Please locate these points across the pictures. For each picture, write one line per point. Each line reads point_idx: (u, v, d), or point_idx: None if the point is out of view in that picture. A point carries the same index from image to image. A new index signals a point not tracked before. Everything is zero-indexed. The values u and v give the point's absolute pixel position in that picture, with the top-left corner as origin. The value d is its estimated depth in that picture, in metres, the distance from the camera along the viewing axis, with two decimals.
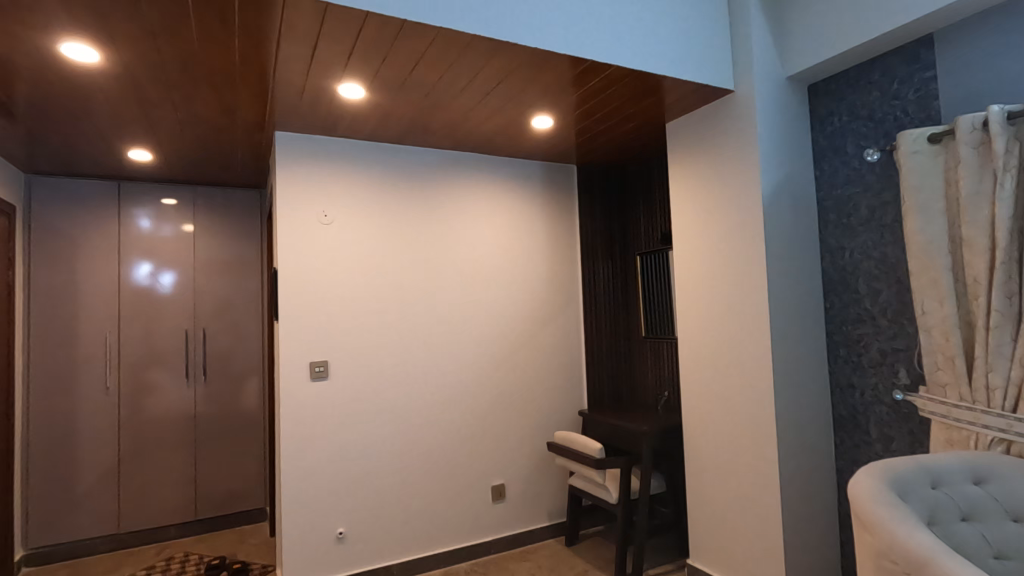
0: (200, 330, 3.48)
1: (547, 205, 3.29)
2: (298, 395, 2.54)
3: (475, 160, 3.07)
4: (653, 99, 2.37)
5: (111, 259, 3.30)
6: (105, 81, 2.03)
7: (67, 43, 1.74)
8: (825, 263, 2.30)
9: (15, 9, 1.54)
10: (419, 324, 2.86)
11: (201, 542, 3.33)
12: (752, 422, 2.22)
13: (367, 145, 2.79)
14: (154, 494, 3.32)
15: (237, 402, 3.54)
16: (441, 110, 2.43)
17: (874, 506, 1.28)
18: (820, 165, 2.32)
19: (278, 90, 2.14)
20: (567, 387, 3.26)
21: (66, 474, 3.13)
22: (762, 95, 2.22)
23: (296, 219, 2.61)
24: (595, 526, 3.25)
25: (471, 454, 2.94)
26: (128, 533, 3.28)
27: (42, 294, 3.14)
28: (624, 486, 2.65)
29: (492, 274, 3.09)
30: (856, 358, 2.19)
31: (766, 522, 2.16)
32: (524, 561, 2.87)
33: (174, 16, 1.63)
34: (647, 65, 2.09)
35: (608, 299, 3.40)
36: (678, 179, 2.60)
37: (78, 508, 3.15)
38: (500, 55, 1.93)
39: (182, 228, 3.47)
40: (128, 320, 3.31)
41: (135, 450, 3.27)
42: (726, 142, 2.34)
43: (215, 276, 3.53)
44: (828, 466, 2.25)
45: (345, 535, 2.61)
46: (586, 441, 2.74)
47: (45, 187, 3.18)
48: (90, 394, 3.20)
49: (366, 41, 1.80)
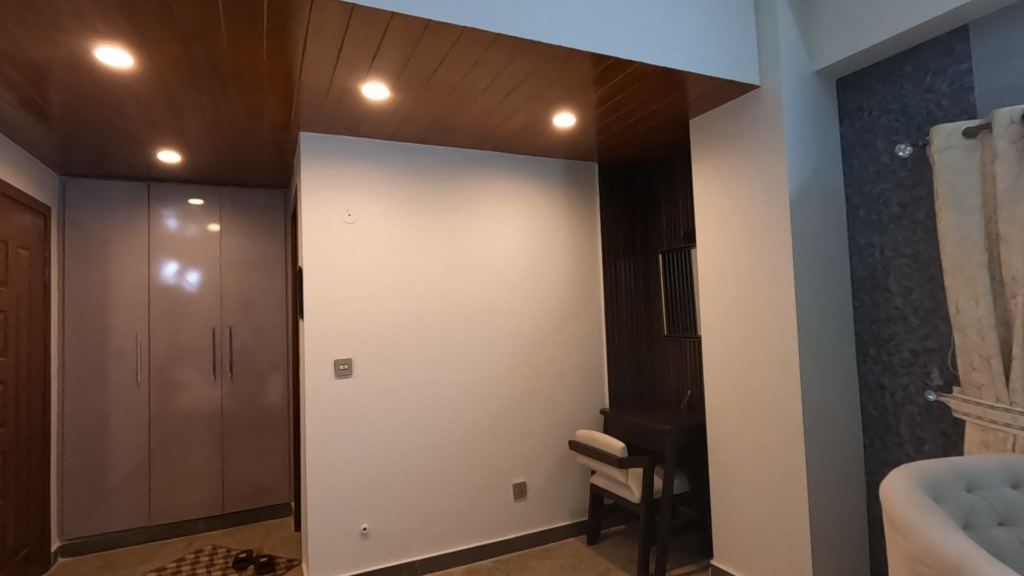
0: (226, 327, 3.54)
1: (568, 203, 3.28)
2: (323, 392, 2.58)
3: (495, 159, 3.08)
4: (678, 95, 2.34)
5: (141, 259, 3.38)
6: (136, 85, 2.08)
7: (101, 47, 1.78)
8: (854, 261, 2.26)
9: (52, 15, 1.58)
10: (441, 322, 2.87)
11: (229, 536, 3.40)
12: (778, 423, 2.19)
13: (389, 144, 2.81)
14: (183, 488, 3.39)
15: (262, 398, 3.60)
16: (464, 109, 2.43)
17: (908, 510, 1.25)
18: (849, 161, 2.27)
19: (304, 90, 2.16)
20: (588, 385, 3.26)
21: (99, 467, 3.22)
22: (789, 90, 2.19)
23: (321, 218, 2.65)
24: (617, 525, 3.24)
25: (493, 451, 2.95)
26: (157, 526, 3.36)
27: (76, 292, 3.24)
28: (646, 486, 2.63)
29: (514, 272, 3.09)
30: (887, 357, 2.15)
31: (793, 523, 2.14)
32: (546, 559, 2.87)
33: (204, 21, 1.66)
34: (670, 61, 2.07)
35: (629, 297, 3.38)
36: (702, 177, 2.58)
37: (110, 501, 3.24)
38: (523, 53, 1.93)
39: (209, 228, 3.53)
40: (157, 318, 3.39)
41: (164, 444, 3.35)
42: (752, 139, 2.31)
43: (240, 275, 3.60)
44: (857, 467, 2.22)
45: (368, 531, 2.64)
46: (608, 440, 2.72)
47: (78, 188, 3.28)
48: (121, 389, 3.29)
49: (390, 41, 1.81)
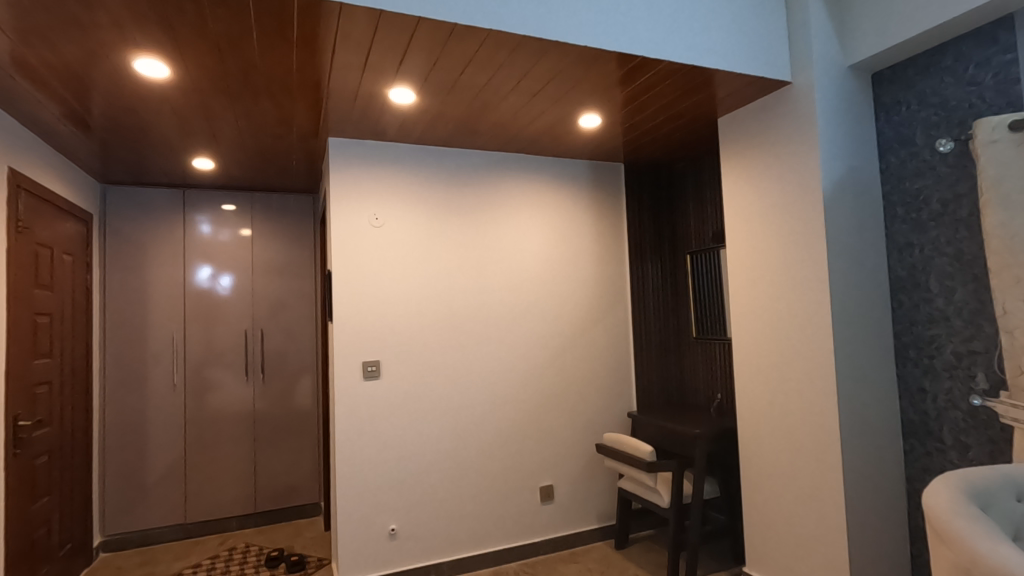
0: (258, 330, 3.62)
1: (594, 205, 3.25)
2: (352, 394, 2.61)
3: (521, 161, 3.07)
4: (706, 94, 2.31)
5: (177, 263, 3.48)
6: (172, 95, 2.14)
7: (140, 58, 1.84)
8: (892, 261, 2.19)
9: (93, 28, 1.64)
10: (468, 325, 2.88)
11: (261, 534, 3.46)
12: (813, 427, 2.13)
13: (415, 148, 2.83)
14: (217, 487, 3.48)
15: (293, 400, 3.66)
16: (489, 112, 2.44)
17: (954, 520, 1.20)
18: (886, 157, 2.20)
19: (332, 97, 2.20)
20: (615, 388, 3.22)
21: (137, 465, 3.32)
22: (822, 86, 2.13)
23: (349, 222, 2.68)
24: (645, 530, 3.20)
25: (520, 454, 2.95)
26: (193, 523, 3.44)
27: (116, 296, 3.35)
28: (676, 491, 2.59)
29: (540, 274, 3.08)
30: (928, 360, 2.07)
31: (829, 531, 2.07)
32: (573, 563, 2.85)
33: (237, 30, 1.70)
34: (699, 59, 2.03)
35: (657, 298, 3.34)
36: (731, 176, 2.53)
37: (148, 499, 3.34)
38: (549, 54, 1.92)
39: (241, 232, 3.62)
40: (192, 320, 3.49)
41: (199, 444, 3.44)
42: (783, 136, 2.26)
43: (271, 278, 3.67)
44: (896, 474, 2.14)
45: (396, 532, 2.66)
46: (636, 443, 2.69)
47: (118, 195, 3.40)
48: (159, 390, 3.39)
49: (417, 45, 1.83)
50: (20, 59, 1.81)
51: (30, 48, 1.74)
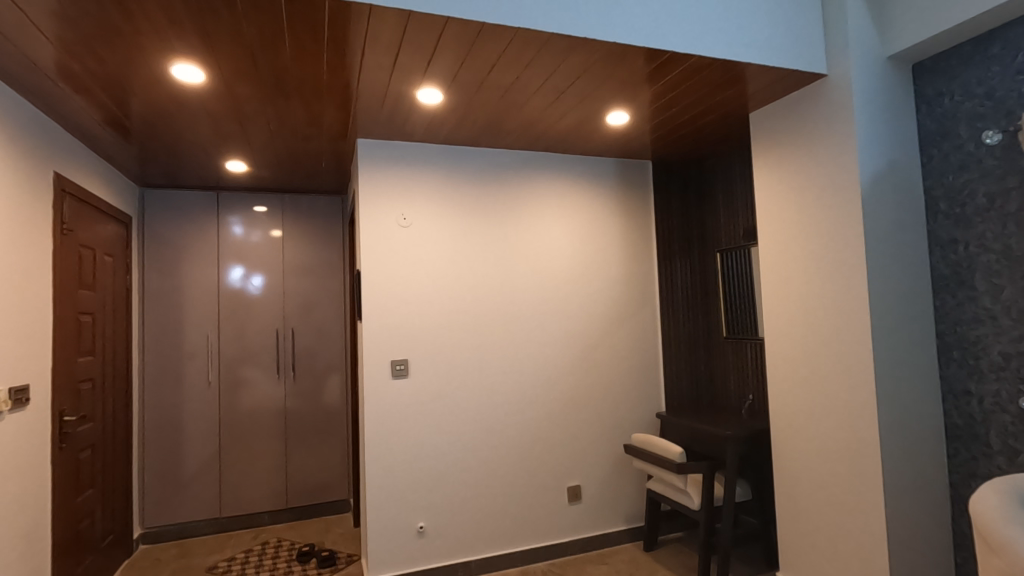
0: (289, 329, 3.69)
1: (622, 203, 3.22)
2: (381, 392, 2.64)
3: (547, 159, 3.06)
4: (737, 88, 2.26)
5: (211, 263, 3.57)
6: (208, 99, 2.20)
7: (176, 64, 1.89)
8: (935, 258, 2.12)
9: (133, 35, 1.69)
10: (496, 324, 2.88)
11: (292, 529, 3.53)
12: (849, 430, 2.08)
13: (443, 148, 2.85)
14: (250, 482, 3.55)
15: (322, 398, 3.72)
16: (516, 111, 2.43)
17: (1002, 527, 1.15)
18: (928, 150, 2.14)
19: (361, 98, 2.22)
20: (644, 388, 3.19)
21: (175, 459, 3.43)
22: (859, 78, 2.07)
23: (378, 222, 2.71)
24: (674, 532, 3.15)
25: (548, 454, 2.94)
26: (227, 517, 3.53)
27: (153, 296, 3.46)
28: (707, 493, 2.55)
29: (567, 272, 3.06)
30: (973, 361, 2.00)
31: (867, 537, 2.01)
32: (601, 564, 2.83)
33: (269, 35, 1.72)
34: (731, 53, 1.99)
35: (686, 297, 3.29)
36: (763, 172, 2.48)
37: (184, 493, 3.44)
38: (577, 51, 1.91)
39: (272, 233, 3.69)
40: (225, 319, 3.57)
41: (233, 440, 3.53)
42: (818, 130, 2.20)
43: (302, 278, 3.74)
44: (939, 479, 2.07)
45: (425, 530, 2.68)
46: (665, 444, 2.65)
47: (156, 199, 3.50)
48: (194, 387, 3.48)
49: (445, 45, 1.83)
50: (65, 67, 1.88)
51: (75, 57, 1.81)
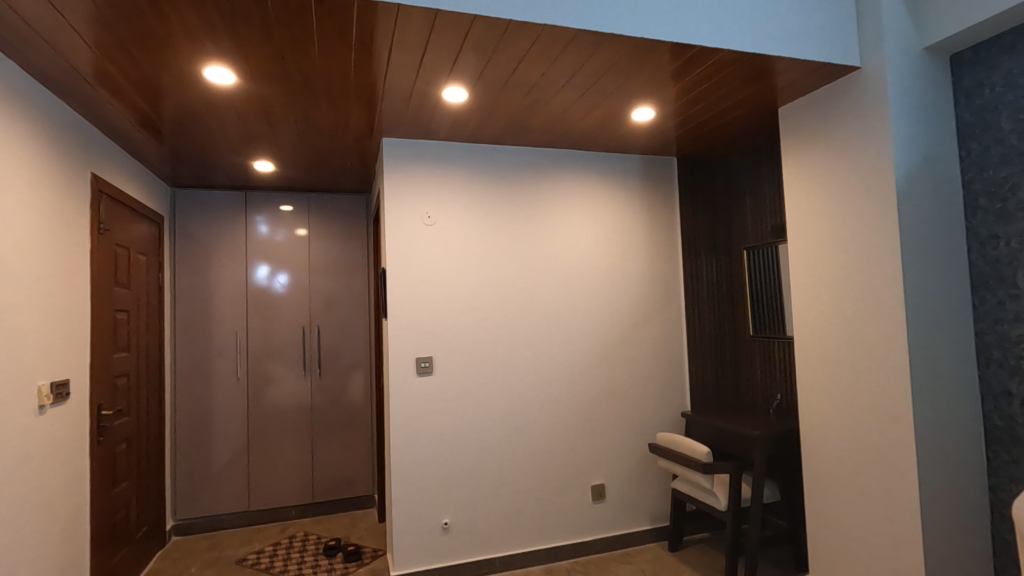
0: (315, 326, 3.74)
1: (646, 200, 3.19)
2: (406, 389, 2.66)
3: (571, 157, 3.05)
4: (766, 83, 2.22)
5: (239, 262, 3.63)
6: (238, 101, 2.24)
7: (209, 66, 1.93)
8: (973, 255, 2.06)
9: (168, 39, 1.73)
10: (519, 322, 2.88)
11: (318, 523, 3.58)
12: (884, 431, 2.03)
13: (467, 146, 2.86)
14: (277, 476, 3.62)
15: (347, 394, 3.77)
16: (541, 108, 2.43)
17: None
18: (967, 144, 2.07)
19: (386, 97, 2.24)
20: (668, 387, 3.16)
21: (205, 453, 3.51)
22: (894, 71, 2.01)
23: (403, 221, 2.73)
24: (699, 532, 3.12)
25: (571, 452, 2.93)
26: (256, 511, 3.59)
27: (184, 294, 3.54)
28: (734, 493, 2.51)
29: (591, 271, 3.05)
30: (1014, 361, 1.94)
31: (902, 541, 1.96)
32: (626, 564, 2.81)
33: (299, 36, 1.74)
34: (761, 47, 1.96)
35: (712, 295, 3.24)
36: (792, 168, 2.43)
37: (214, 487, 3.52)
38: (603, 47, 1.89)
39: (297, 232, 3.75)
40: (253, 317, 3.63)
41: (261, 435, 3.59)
42: (851, 124, 2.15)
43: (327, 276, 3.79)
44: (977, 482, 2.01)
45: (449, 526, 2.70)
46: (691, 444, 2.62)
47: (186, 198, 3.58)
48: (223, 383, 3.56)
49: (471, 43, 1.84)
50: (102, 70, 1.93)
51: (112, 60, 1.86)
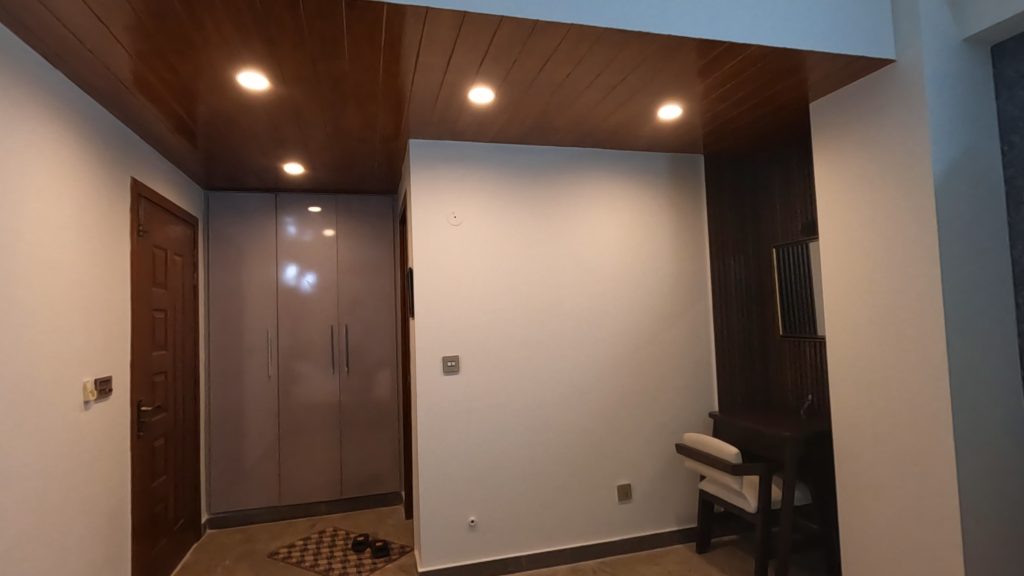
0: (342, 324, 3.80)
1: (672, 199, 3.17)
2: (432, 388, 2.69)
3: (597, 156, 3.04)
4: (796, 78, 2.18)
5: (269, 262, 3.72)
6: (270, 105, 2.29)
7: (243, 71, 1.98)
8: (1016, 252, 2.00)
9: (204, 46, 1.78)
10: (544, 321, 2.88)
11: (347, 519, 3.64)
12: (921, 434, 1.97)
13: (492, 147, 2.87)
14: (307, 472, 3.69)
15: (374, 392, 3.83)
16: (566, 108, 2.43)
17: None
18: (1008, 137, 2.01)
19: (413, 99, 2.27)
20: (695, 387, 3.13)
21: (237, 448, 3.60)
22: (932, 64, 1.95)
23: (429, 222, 2.76)
24: (728, 534, 3.08)
25: (597, 451, 2.92)
26: (286, 506, 3.67)
27: (217, 294, 3.63)
28: (764, 495, 2.47)
29: (617, 270, 3.03)
30: None
31: (940, 547, 1.91)
32: (653, 565, 2.80)
33: (330, 41, 1.78)
34: (792, 42, 1.92)
35: (741, 294, 3.19)
36: (823, 164, 2.39)
37: (247, 482, 3.60)
38: (630, 45, 1.88)
39: (325, 233, 3.81)
40: (283, 316, 3.72)
41: (291, 432, 3.67)
42: (886, 120, 2.10)
43: (354, 275, 3.85)
44: (1019, 487, 1.95)
45: (476, 524, 2.72)
46: (720, 445, 2.58)
47: (219, 201, 3.68)
48: (255, 380, 3.65)
49: (498, 45, 1.85)
50: (141, 77, 1.99)
51: (151, 67, 1.92)
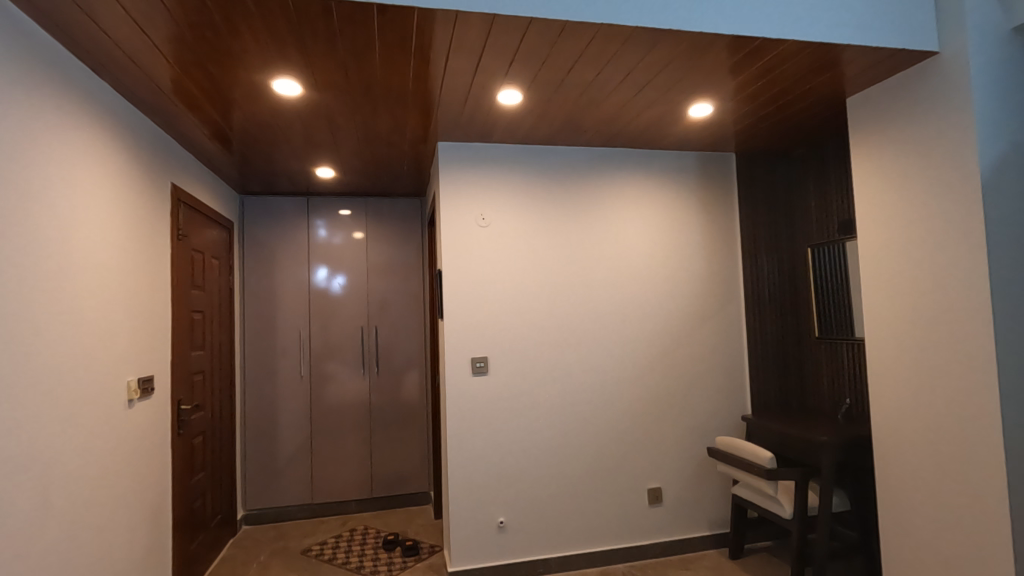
0: (372, 325, 3.86)
1: (703, 198, 3.12)
2: (461, 389, 2.71)
3: (625, 156, 3.02)
4: (834, 72, 2.12)
5: (302, 264, 3.80)
6: (303, 111, 2.34)
7: (278, 78, 2.02)
8: None
9: (240, 54, 1.83)
10: (572, 322, 2.87)
11: (377, 518, 3.69)
12: (968, 439, 1.89)
13: (520, 148, 2.87)
14: (338, 471, 3.75)
15: (403, 392, 3.87)
16: (595, 108, 2.41)
17: None
18: None
19: (443, 103, 2.29)
20: (727, 390, 3.07)
21: (271, 446, 3.68)
22: (977, 55, 1.88)
23: (458, 223, 2.78)
24: (762, 540, 3.00)
25: (627, 454, 2.90)
26: (318, 504, 3.74)
27: (252, 295, 3.72)
28: (800, 501, 2.41)
29: (646, 270, 3.00)
30: None
31: (990, 558, 1.83)
32: (685, 570, 2.75)
33: (361, 46, 1.80)
34: (828, 36, 1.87)
35: (775, 295, 3.11)
36: (862, 161, 2.32)
37: (281, 480, 3.68)
38: (660, 44, 1.86)
39: (355, 235, 3.87)
40: (314, 317, 3.79)
41: (323, 431, 3.74)
42: (928, 114, 2.03)
43: (383, 277, 3.90)
44: None
45: (505, 525, 2.72)
46: (753, 448, 2.53)
47: (254, 205, 3.77)
48: (288, 380, 3.73)
49: (527, 47, 1.85)
50: (180, 86, 2.06)
51: (190, 75, 1.98)
